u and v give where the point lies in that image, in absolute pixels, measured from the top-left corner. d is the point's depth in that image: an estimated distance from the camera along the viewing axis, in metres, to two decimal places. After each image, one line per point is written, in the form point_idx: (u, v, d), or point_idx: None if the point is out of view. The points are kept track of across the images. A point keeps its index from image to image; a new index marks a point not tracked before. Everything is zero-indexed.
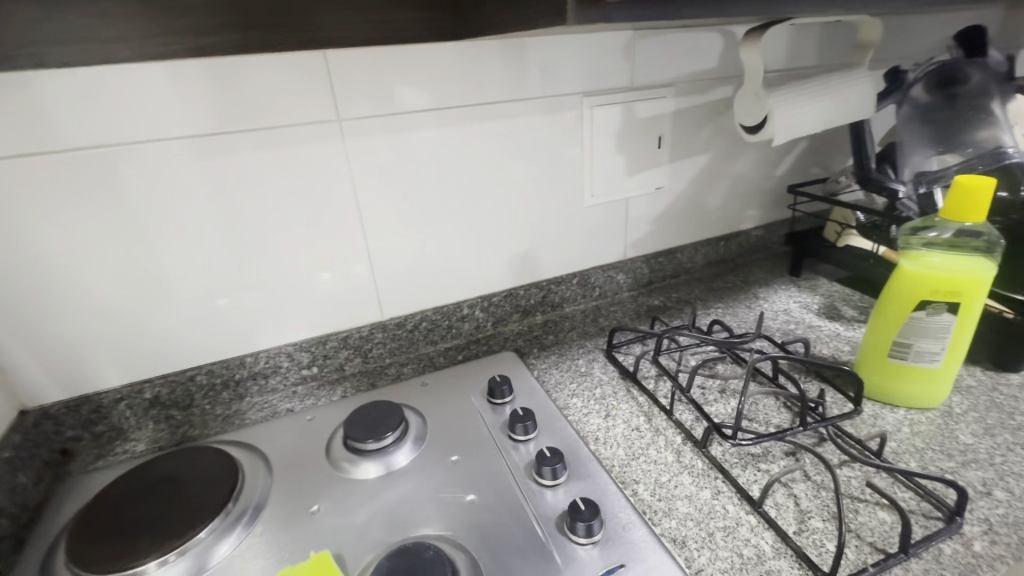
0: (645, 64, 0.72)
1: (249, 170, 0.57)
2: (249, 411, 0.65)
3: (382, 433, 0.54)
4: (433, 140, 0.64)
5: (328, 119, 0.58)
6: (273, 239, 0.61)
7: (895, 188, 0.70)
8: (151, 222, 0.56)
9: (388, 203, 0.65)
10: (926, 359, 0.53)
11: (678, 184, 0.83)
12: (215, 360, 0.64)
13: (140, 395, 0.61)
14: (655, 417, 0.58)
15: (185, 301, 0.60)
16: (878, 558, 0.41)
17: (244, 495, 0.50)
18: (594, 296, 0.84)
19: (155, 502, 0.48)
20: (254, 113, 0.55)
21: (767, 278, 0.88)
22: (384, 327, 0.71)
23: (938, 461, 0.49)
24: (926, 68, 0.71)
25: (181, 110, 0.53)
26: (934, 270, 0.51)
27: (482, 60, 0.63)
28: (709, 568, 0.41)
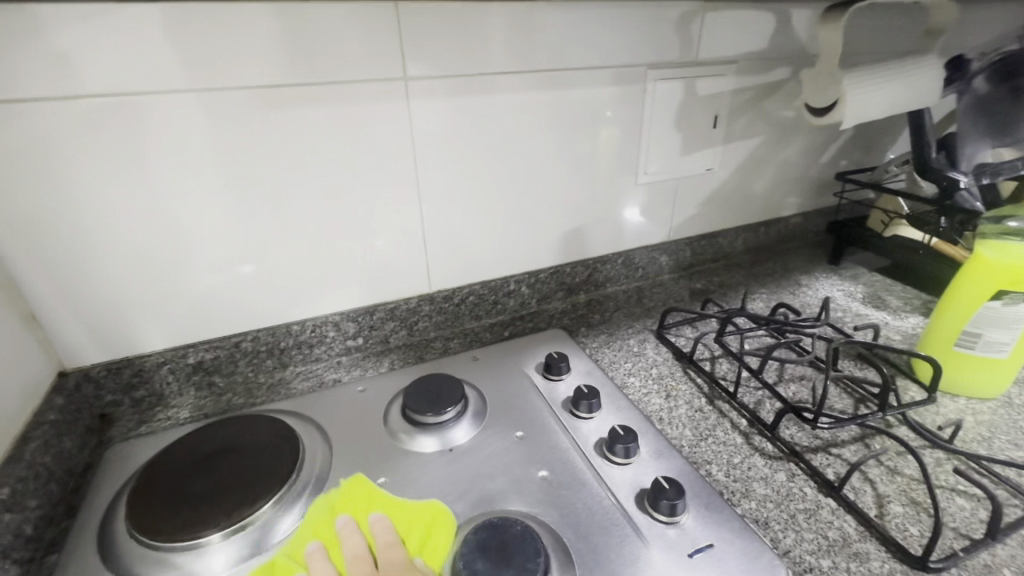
0: (710, 38, 0.70)
1: (309, 127, 0.54)
2: (294, 380, 0.63)
3: (442, 407, 0.52)
4: (496, 105, 0.62)
5: (394, 78, 0.56)
6: (328, 201, 0.59)
7: (956, 178, 0.69)
8: (204, 179, 0.53)
9: (445, 170, 0.63)
10: (995, 350, 0.53)
11: (728, 167, 0.82)
12: (261, 327, 0.62)
13: (183, 360, 0.59)
14: (716, 399, 0.57)
15: (219, 266, 0.57)
16: (964, 544, 0.41)
17: (306, 465, 0.49)
18: (636, 277, 0.83)
19: (214, 472, 0.47)
20: (314, 68, 0.52)
21: (806, 266, 0.88)
22: (431, 299, 0.69)
23: (1008, 450, 0.49)
24: (990, 58, 0.69)
25: (244, 59, 0.50)
26: (1017, 259, 0.50)
27: (495, 29, 0.58)
28: (797, 549, 0.41)
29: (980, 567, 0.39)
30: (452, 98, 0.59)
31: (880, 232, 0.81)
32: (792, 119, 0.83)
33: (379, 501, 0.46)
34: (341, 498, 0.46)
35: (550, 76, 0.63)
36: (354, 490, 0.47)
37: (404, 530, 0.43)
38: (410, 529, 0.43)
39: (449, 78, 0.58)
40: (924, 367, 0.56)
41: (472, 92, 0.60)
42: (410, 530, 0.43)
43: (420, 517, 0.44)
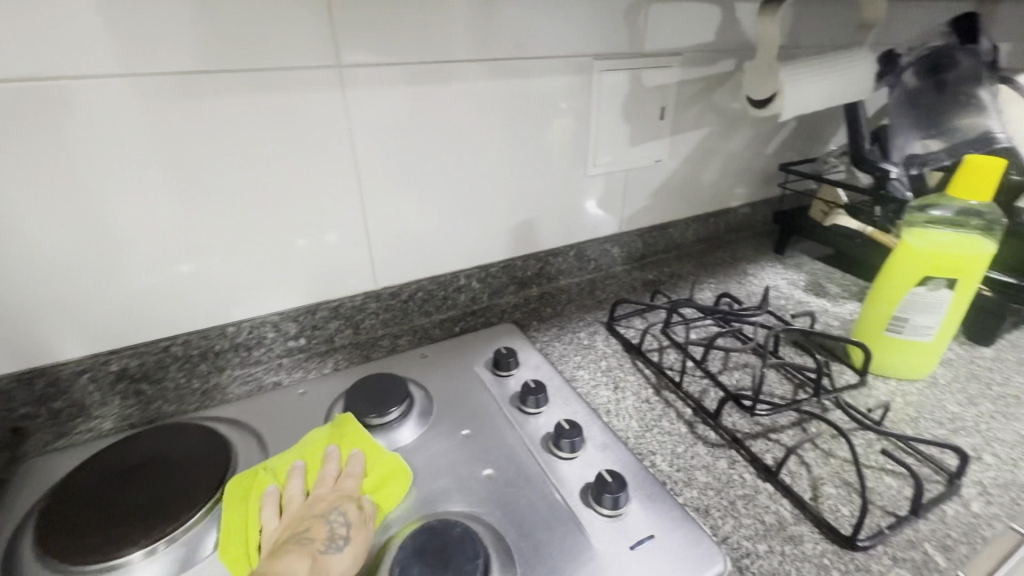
0: (656, 30, 0.70)
1: (235, 117, 0.51)
2: (231, 385, 0.60)
3: (386, 407, 0.51)
4: (438, 95, 0.60)
5: (328, 65, 0.53)
6: (262, 197, 0.56)
7: (888, 168, 0.72)
8: (121, 171, 0.49)
9: (389, 163, 0.61)
10: (920, 333, 0.56)
11: (676, 158, 0.82)
12: (193, 330, 0.58)
13: (105, 367, 0.54)
14: (663, 389, 0.58)
15: (143, 267, 0.53)
16: (890, 521, 0.42)
17: (239, 474, 0.46)
18: (589, 269, 0.83)
19: (137, 487, 0.44)
20: (239, 53, 0.49)
21: (753, 255, 0.90)
22: (378, 296, 0.67)
23: (932, 429, 0.52)
24: (919, 52, 0.73)
25: (156, 43, 0.46)
26: (938, 246, 0.52)
27: (436, 15, 0.56)
28: (735, 536, 0.42)
29: (903, 543, 0.41)
30: (411, 86, 0.58)
31: (821, 221, 0.83)
32: (738, 111, 0.84)
33: (363, 440, 0.48)
34: (332, 432, 0.49)
35: (495, 66, 0.62)
36: (346, 424, 0.49)
37: (370, 472, 0.45)
38: (376, 471, 0.45)
39: (414, 65, 0.57)
40: (858, 353, 0.59)
41: (431, 80, 0.59)
42: (374, 472, 0.45)
43: (389, 466, 0.46)
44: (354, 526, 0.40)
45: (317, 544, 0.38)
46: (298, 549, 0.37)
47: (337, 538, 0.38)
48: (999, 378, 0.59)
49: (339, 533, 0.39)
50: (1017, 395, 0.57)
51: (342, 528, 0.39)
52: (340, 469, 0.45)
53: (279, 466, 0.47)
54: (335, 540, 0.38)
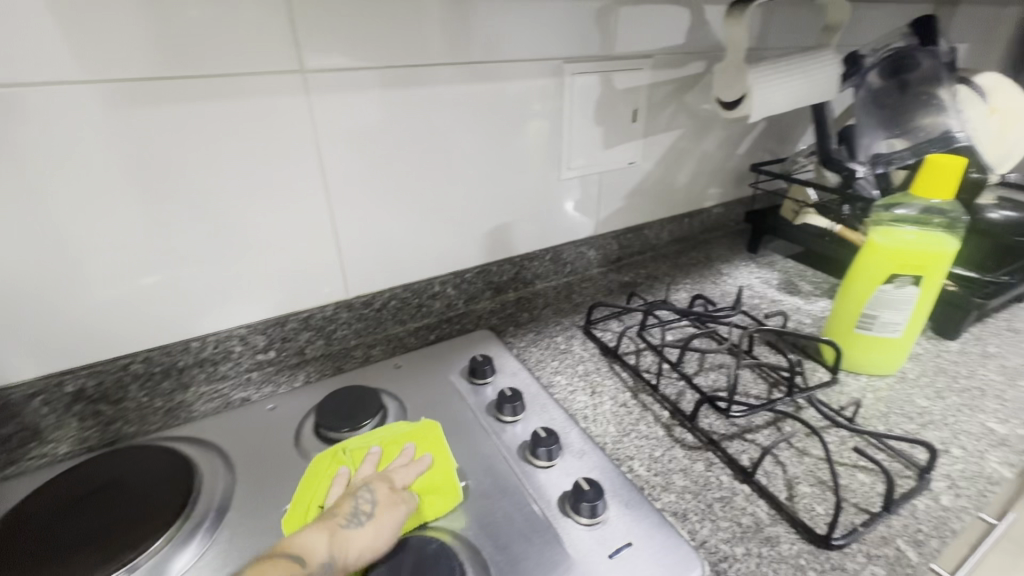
0: (626, 33, 0.70)
1: (192, 125, 0.49)
2: (196, 403, 0.57)
3: (358, 420, 0.50)
4: (407, 99, 0.59)
5: (291, 70, 0.52)
6: (224, 206, 0.54)
7: (854, 168, 0.74)
8: (73, 181, 0.46)
9: (356, 168, 0.59)
10: (889, 329, 0.57)
11: (650, 160, 0.83)
12: (154, 347, 0.55)
13: (59, 389, 0.51)
14: (640, 392, 0.57)
15: (97, 282, 0.51)
16: (864, 518, 0.43)
17: (204, 497, 0.44)
18: (565, 272, 0.83)
19: (94, 516, 0.41)
20: (195, 58, 0.47)
21: (727, 255, 0.91)
22: (350, 306, 0.65)
23: (902, 424, 0.53)
24: (881, 55, 0.75)
25: (104, 48, 0.44)
26: (904, 244, 0.53)
27: (404, 18, 0.55)
28: (713, 539, 0.42)
29: (876, 540, 0.41)
30: (383, 90, 0.57)
31: (791, 219, 0.84)
32: (709, 113, 0.85)
33: (435, 446, 0.48)
34: (414, 431, 0.49)
35: (466, 70, 0.61)
36: (426, 428, 0.49)
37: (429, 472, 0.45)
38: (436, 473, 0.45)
39: (385, 68, 0.56)
40: (830, 351, 0.59)
41: (403, 83, 0.58)
42: (429, 476, 0.45)
43: (444, 474, 0.45)
44: (382, 508, 0.39)
45: (346, 513, 0.38)
46: (327, 512, 0.38)
47: (364, 512, 0.39)
48: (964, 371, 0.61)
49: (366, 508, 0.39)
50: (982, 387, 0.58)
51: (369, 505, 0.39)
52: (404, 460, 0.45)
53: (358, 449, 0.47)
54: (361, 515, 0.38)
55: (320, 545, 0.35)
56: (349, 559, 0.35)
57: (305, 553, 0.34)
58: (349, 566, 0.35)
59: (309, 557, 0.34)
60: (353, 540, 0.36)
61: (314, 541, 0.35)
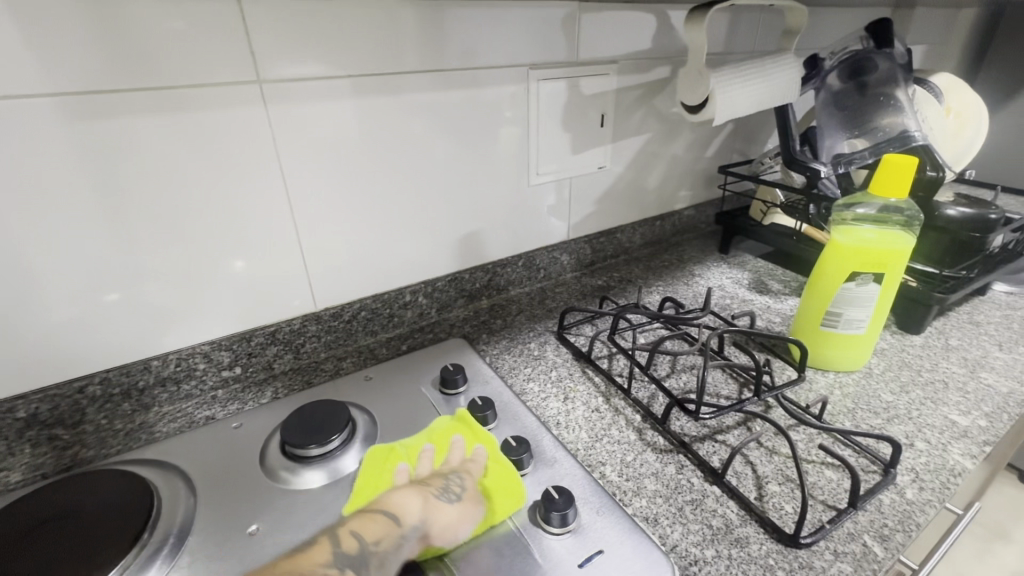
0: (591, 38, 0.70)
1: (147, 138, 0.48)
2: (158, 423, 0.56)
3: (325, 436, 0.48)
4: (370, 109, 0.58)
5: (248, 81, 0.50)
6: (181, 222, 0.52)
7: (818, 168, 0.73)
8: (20, 198, 0.44)
9: (319, 178, 0.58)
10: (854, 326, 0.58)
11: (620, 165, 0.83)
12: (111, 367, 0.53)
13: (10, 415, 0.49)
14: (612, 396, 0.57)
15: (53, 303, 0.49)
16: (831, 515, 0.43)
17: (163, 522, 0.43)
18: (539, 277, 0.83)
19: (44, 548, 0.39)
20: (147, 69, 0.46)
21: (699, 256, 0.92)
22: (318, 318, 0.64)
23: (868, 419, 0.54)
24: (841, 56, 0.75)
25: (49, 59, 0.42)
26: (864, 243, 0.54)
27: (367, 27, 0.55)
28: (683, 543, 0.42)
29: (843, 536, 0.42)
30: (358, 98, 0.57)
31: (761, 220, 0.87)
32: (677, 116, 0.86)
33: (485, 438, 0.50)
34: (457, 423, 0.52)
35: (431, 78, 0.61)
36: (468, 418, 0.52)
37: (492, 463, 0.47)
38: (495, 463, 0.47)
39: (357, 77, 0.56)
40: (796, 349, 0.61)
41: (376, 91, 0.58)
42: (494, 467, 0.46)
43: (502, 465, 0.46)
44: (469, 494, 0.43)
45: (433, 489, 0.43)
46: (417, 486, 0.43)
47: (451, 493, 0.43)
48: (928, 365, 0.62)
49: (453, 490, 0.43)
50: (944, 379, 0.60)
51: (457, 488, 0.43)
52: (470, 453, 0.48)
53: (412, 444, 0.50)
54: (449, 495, 0.43)
55: (410, 510, 0.40)
56: (433, 529, 0.40)
57: (399, 513, 0.39)
58: (435, 535, 0.40)
59: (403, 516, 0.39)
60: (440, 513, 0.41)
61: (407, 506, 0.40)
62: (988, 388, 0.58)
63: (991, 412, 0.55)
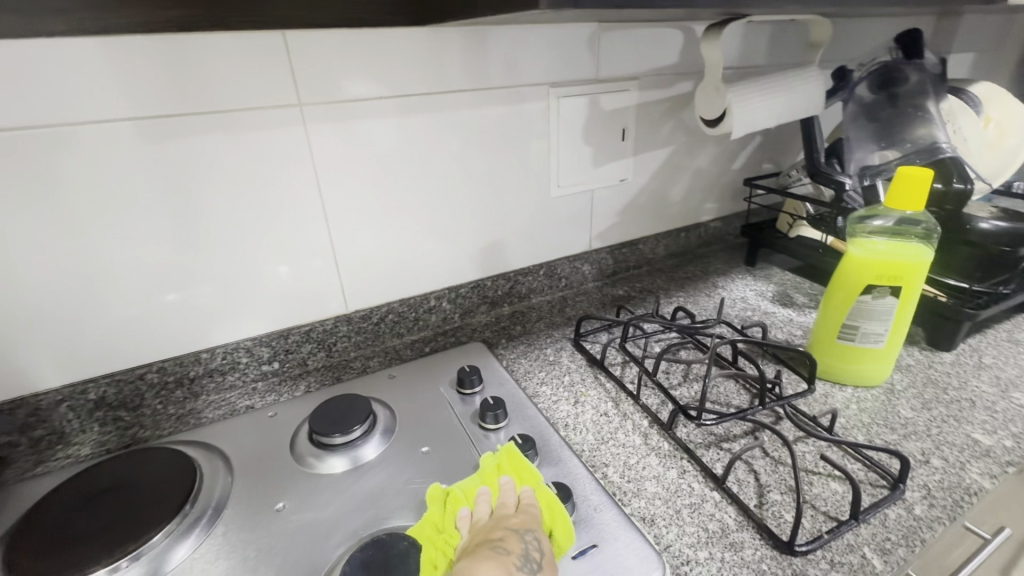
0: (612, 57, 0.73)
1: (206, 155, 0.54)
2: (205, 410, 0.62)
3: (349, 426, 0.53)
4: (404, 127, 0.63)
5: (289, 104, 0.56)
6: (231, 230, 0.58)
7: (842, 180, 0.73)
8: (99, 208, 0.52)
9: (353, 190, 0.63)
10: (871, 340, 0.57)
11: (642, 177, 0.85)
12: (167, 358, 0.60)
13: (83, 396, 0.56)
14: (622, 402, 0.59)
15: (125, 299, 0.56)
16: (831, 525, 0.43)
17: (203, 496, 0.48)
18: (560, 286, 0.85)
19: (104, 511, 0.45)
20: (206, 95, 0.52)
21: (724, 268, 0.92)
22: (349, 319, 0.69)
23: (883, 434, 0.53)
24: (869, 68, 0.75)
25: (126, 88, 0.49)
26: (879, 255, 0.54)
27: (401, 51, 0.60)
28: (678, 543, 0.43)
29: (843, 547, 0.42)
30: (400, 116, 0.63)
31: (787, 233, 0.87)
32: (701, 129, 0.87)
33: (526, 476, 0.46)
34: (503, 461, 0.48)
35: (456, 98, 0.65)
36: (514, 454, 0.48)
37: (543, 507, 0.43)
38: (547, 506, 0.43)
39: (403, 96, 0.62)
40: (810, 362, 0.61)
41: (421, 109, 0.63)
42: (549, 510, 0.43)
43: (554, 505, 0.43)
44: (548, 559, 0.39)
45: (512, 559, 0.38)
46: (493, 556, 0.38)
47: (531, 560, 0.38)
48: (955, 383, 0.60)
49: (535, 557, 0.39)
50: (972, 398, 0.58)
51: (537, 554, 0.39)
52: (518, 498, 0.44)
53: (464, 489, 0.46)
54: (529, 562, 0.38)
55: None
56: None
57: None
58: None
59: None
60: None
61: None
62: (1020, 408, 0.56)
63: (1018, 432, 0.53)
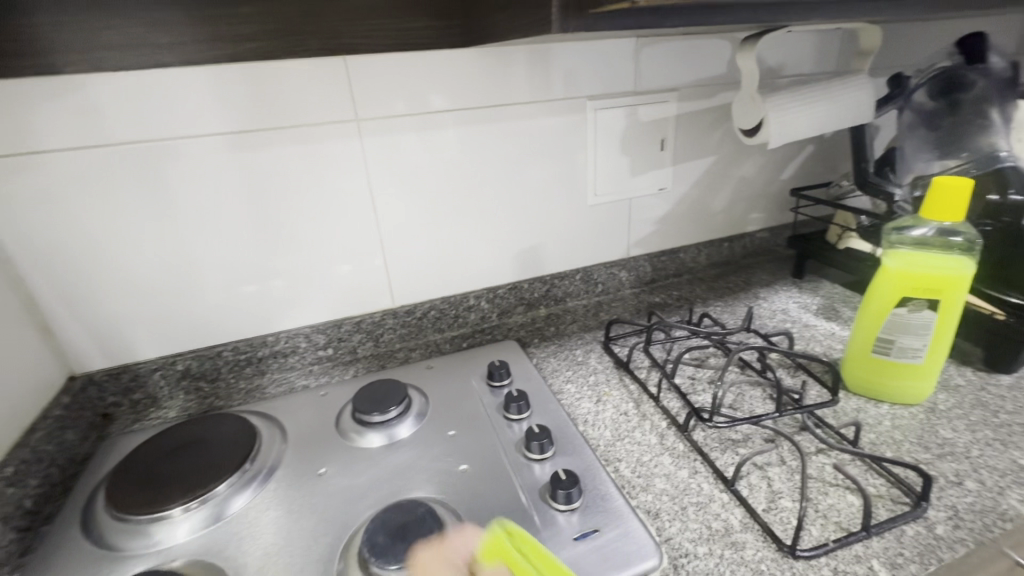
0: (651, 69, 0.75)
1: (279, 165, 0.63)
2: (268, 386, 0.70)
3: (386, 406, 0.59)
4: (448, 138, 0.69)
5: (347, 119, 0.63)
6: (296, 229, 0.67)
7: (892, 190, 0.72)
8: (192, 208, 0.61)
9: (402, 196, 0.70)
10: (908, 355, 0.55)
11: (683, 186, 0.86)
12: (241, 339, 0.70)
13: (172, 366, 0.67)
14: (643, 403, 0.61)
15: (210, 287, 0.66)
16: (840, 535, 0.43)
17: (260, 457, 0.56)
18: (597, 292, 0.88)
19: (182, 461, 0.54)
20: (280, 112, 0.60)
21: (769, 279, 0.90)
22: (395, 313, 0.76)
23: (915, 452, 0.51)
24: (928, 74, 0.72)
25: (216, 108, 0.58)
26: (916, 266, 0.52)
27: (447, 69, 0.65)
28: (679, 537, 0.44)
29: (850, 557, 0.42)
30: (456, 128, 0.69)
31: (835, 244, 0.84)
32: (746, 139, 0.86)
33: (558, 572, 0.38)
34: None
35: (497, 111, 0.70)
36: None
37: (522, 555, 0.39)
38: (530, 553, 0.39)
39: (460, 110, 0.68)
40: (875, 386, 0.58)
41: (478, 122, 0.69)
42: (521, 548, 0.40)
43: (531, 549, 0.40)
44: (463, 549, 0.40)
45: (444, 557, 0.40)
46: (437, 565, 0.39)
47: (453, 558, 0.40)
48: (1009, 407, 0.56)
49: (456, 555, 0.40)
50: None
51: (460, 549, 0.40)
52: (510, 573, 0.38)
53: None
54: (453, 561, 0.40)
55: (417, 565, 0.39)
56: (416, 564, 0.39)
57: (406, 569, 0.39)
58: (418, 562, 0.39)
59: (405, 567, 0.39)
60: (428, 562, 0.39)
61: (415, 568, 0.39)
62: None
63: None
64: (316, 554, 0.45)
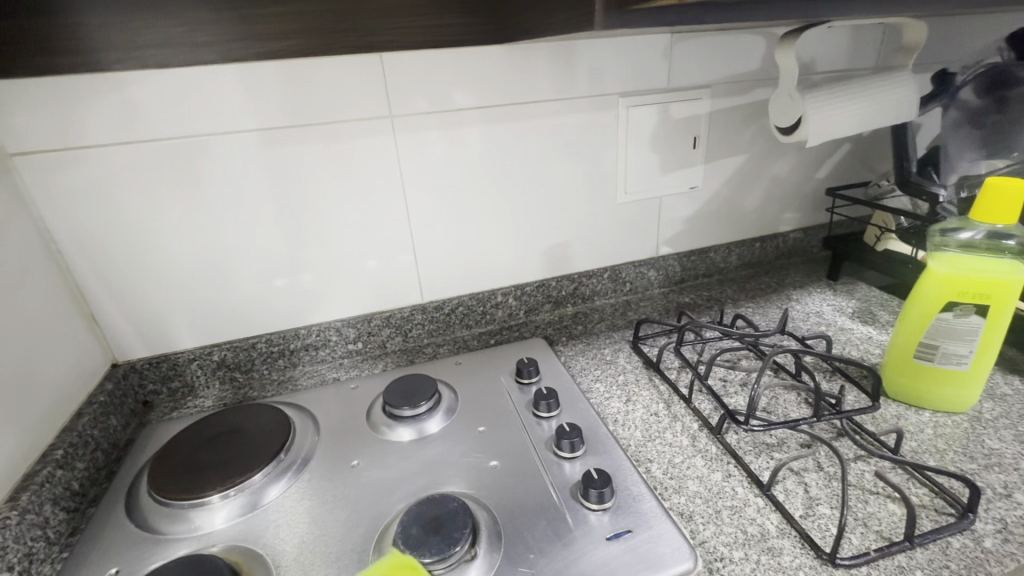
0: (686, 66, 0.74)
1: (314, 161, 0.64)
2: (300, 377, 0.72)
3: (416, 401, 0.59)
4: (479, 136, 0.69)
5: (382, 116, 0.64)
6: (329, 223, 0.68)
7: (936, 192, 0.68)
8: (229, 203, 0.63)
9: (433, 193, 0.70)
10: (953, 361, 0.53)
11: (715, 184, 0.84)
12: (275, 331, 0.71)
13: (209, 356, 0.68)
14: (674, 404, 0.60)
15: (246, 280, 0.67)
16: (881, 545, 0.42)
17: (294, 448, 0.57)
18: (624, 291, 0.87)
19: (220, 448, 0.55)
20: (316, 109, 0.61)
21: (802, 281, 0.88)
22: (423, 309, 0.76)
23: (959, 462, 0.49)
24: (974, 70, 0.70)
25: (255, 104, 0.59)
26: (964, 270, 0.51)
27: (479, 66, 0.65)
28: (713, 541, 0.44)
29: (892, 567, 0.40)
30: (487, 125, 0.69)
31: (873, 245, 0.82)
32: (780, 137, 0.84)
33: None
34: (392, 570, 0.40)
35: (529, 108, 0.70)
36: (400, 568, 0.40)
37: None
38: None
39: (493, 106, 0.68)
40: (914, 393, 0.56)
41: (511, 118, 0.69)
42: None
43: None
44: None
45: None
46: None
47: None
48: None
49: None
50: None
51: None
52: None
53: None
54: None
55: None
56: None
57: None
58: None
59: None
60: None
61: None
62: None
63: None
64: (350, 545, 0.46)
